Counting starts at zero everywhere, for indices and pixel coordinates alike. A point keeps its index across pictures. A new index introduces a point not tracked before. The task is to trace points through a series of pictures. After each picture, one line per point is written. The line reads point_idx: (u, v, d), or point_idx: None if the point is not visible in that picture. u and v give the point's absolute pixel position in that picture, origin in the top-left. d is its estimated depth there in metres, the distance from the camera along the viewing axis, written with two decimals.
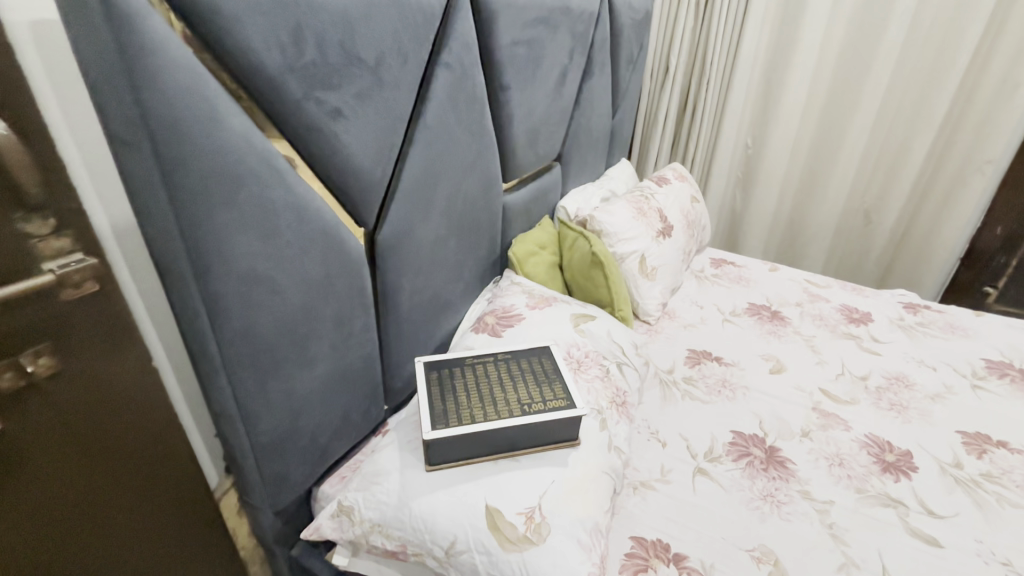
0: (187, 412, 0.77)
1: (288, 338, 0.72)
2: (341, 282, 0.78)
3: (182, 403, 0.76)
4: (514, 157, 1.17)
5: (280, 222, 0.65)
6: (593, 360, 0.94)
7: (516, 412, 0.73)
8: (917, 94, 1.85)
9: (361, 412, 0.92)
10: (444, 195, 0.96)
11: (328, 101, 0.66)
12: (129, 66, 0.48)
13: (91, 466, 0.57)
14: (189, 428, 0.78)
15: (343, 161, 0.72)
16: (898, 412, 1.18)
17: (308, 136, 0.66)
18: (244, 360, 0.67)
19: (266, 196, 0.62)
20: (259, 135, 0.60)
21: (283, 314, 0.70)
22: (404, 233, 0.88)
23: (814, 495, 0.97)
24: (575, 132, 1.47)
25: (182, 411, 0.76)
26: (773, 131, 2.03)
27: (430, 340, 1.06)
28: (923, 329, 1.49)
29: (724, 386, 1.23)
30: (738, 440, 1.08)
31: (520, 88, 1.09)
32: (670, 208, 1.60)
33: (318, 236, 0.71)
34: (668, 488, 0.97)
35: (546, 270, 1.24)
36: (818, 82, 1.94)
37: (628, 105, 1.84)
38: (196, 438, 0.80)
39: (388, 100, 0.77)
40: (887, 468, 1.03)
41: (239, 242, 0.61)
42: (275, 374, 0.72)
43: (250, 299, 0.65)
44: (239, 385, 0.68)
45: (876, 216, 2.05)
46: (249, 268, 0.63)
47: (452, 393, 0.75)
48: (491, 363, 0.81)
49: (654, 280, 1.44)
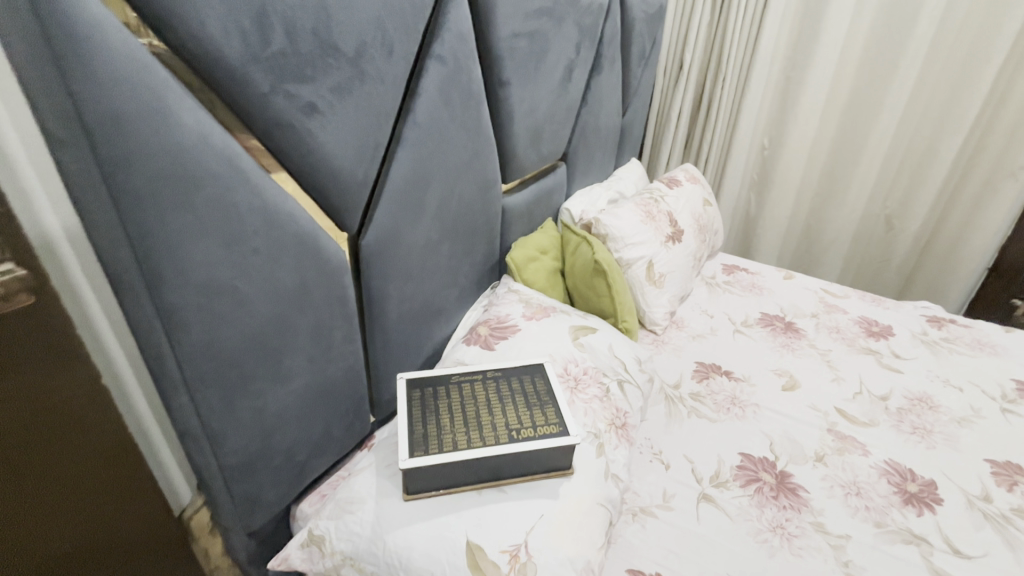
0: (153, 426, 0.73)
1: (257, 351, 0.67)
2: (319, 291, 0.72)
3: (147, 417, 0.72)
4: (515, 158, 1.11)
5: (246, 228, 0.60)
6: (591, 378, 0.87)
7: (502, 438, 0.66)
8: (948, 93, 1.75)
9: (344, 427, 0.87)
10: (437, 197, 0.90)
11: (301, 96, 0.61)
12: (56, 53, 0.44)
13: (30, 500, 0.52)
14: (155, 442, 0.74)
15: (320, 161, 0.66)
16: (921, 436, 1.10)
17: (278, 131, 0.60)
18: (208, 376, 0.62)
19: (227, 199, 0.57)
20: (220, 133, 0.55)
21: (250, 326, 0.64)
22: (391, 237, 0.83)
23: (828, 528, 0.90)
24: (582, 130, 1.40)
25: (146, 425, 0.72)
26: (791, 131, 1.94)
27: (420, 350, 1.00)
28: (948, 345, 1.40)
29: (733, 403, 1.16)
30: (747, 464, 1.01)
31: (521, 84, 1.02)
32: (682, 213, 1.53)
33: (291, 242, 0.66)
34: (670, 516, 0.91)
35: (546, 276, 1.17)
36: (839, 81, 1.85)
37: (639, 103, 1.76)
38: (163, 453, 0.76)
39: (372, 94, 0.71)
40: (908, 500, 0.95)
41: (196, 249, 0.56)
42: (242, 390, 0.67)
43: (211, 310, 0.60)
44: (202, 403, 0.63)
45: (898, 222, 1.95)
46: (209, 278, 0.58)
47: (434, 415, 0.69)
48: (480, 382, 0.75)
49: (661, 288, 1.37)
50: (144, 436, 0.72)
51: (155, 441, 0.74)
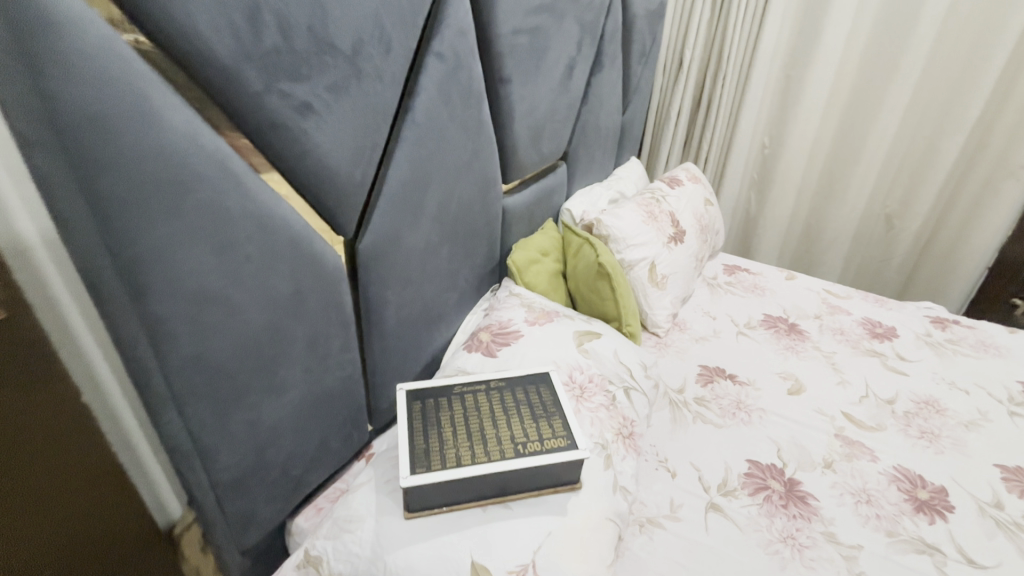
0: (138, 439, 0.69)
1: (250, 363, 0.63)
2: (314, 299, 0.69)
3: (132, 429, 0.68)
4: (516, 158, 1.08)
5: (237, 234, 0.56)
6: (597, 387, 0.84)
7: (508, 453, 0.63)
8: (949, 91, 1.73)
9: (341, 438, 0.84)
10: (437, 198, 0.86)
11: (296, 94, 0.58)
12: (27, 48, 0.41)
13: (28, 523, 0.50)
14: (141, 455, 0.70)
15: (315, 163, 0.63)
16: (929, 441, 1.09)
17: (271, 132, 0.57)
18: (198, 391, 0.59)
19: (216, 204, 0.54)
20: (209, 134, 0.52)
21: (243, 337, 0.61)
22: (389, 241, 0.79)
23: (840, 538, 0.88)
24: (583, 128, 1.37)
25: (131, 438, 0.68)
26: (792, 130, 1.92)
27: (419, 357, 0.97)
28: (952, 347, 1.38)
29: (739, 408, 1.14)
30: (754, 472, 0.98)
31: (522, 82, 0.99)
32: (683, 213, 1.50)
33: (285, 248, 0.62)
34: (678, 527, 0.88)
35: (548, 279, 1.14)
36: (840, 79, 1.83)
37: (640, 101, 1.73)
38: (151, 468, 0.72)
39: (370, 92, 0.67)
40: (920, 508, 0.93)
41: (184, 257, 0.53)
42: (235, 404, 0.63)
43: (201, 321, 0.56)
44: (193, 419, 0.60)
45: (899, 221, 1.93)
46: (198, 287, 0.55)
47: (436, 429, 0.66)
48: (483, 392, 0.72)
49: (664, 289, 1.34)
50: (128, 449, 0.68)
51: (141, 456, 0.70)
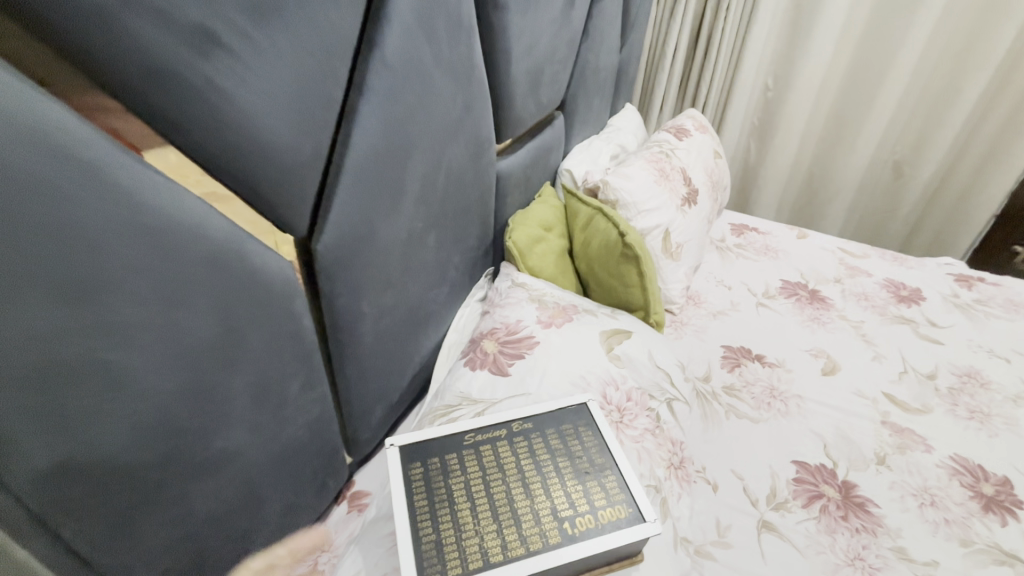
0: None
1: (168, 441, 0.43)
2: (257, 331, 0.48)
3: None
4: (512, 111, 0.85)
5: (111, 263, 0.35)
6: (638, 406, 0.67)
7: (552, 538, 0.46)
8: (978, 19, 1.54)
9: (314, 490, 0.65)
10: (418, 171, 0.64)
11: (186, 18, 0.35)
12: None
13: None
14: None
15: (234, 134, 0.41)
16: (980, 422, 0.98)
17: (153, 85, 0.35)
18: (80, 503, 0.37)
19: (60, 218, 0.32)
20: (24, 92, 0.30)
21: (151, 409, 0.40)
22: (359, 236, 0.57)
23: (912, 555, 0.76)
24: (582, 69, 1.13)
25: None
26: (800, 69, 1.72)
27: (406, 371, 0.78)
28: (982, 308, 1.28)
29: (773, 396, 1.00)
30: (804, 476, 0.86)
31: (520, 9, 0.75)
32: (694, 169, 1.31)
33: (199, 270, 0.41)
34: (730, 556, 0.75)
35: (555, 259, 0.95)
36: (858, 8, 1.62)
37: (638, 35, 1.48)
38: None
39: (316, 17, 0.44)
40: (988, 507, 0.83)
41: (2, 315, 0.31)
42: (149, 502, 0.43)
43: (65, 405, 0.35)
44: (80, 543, 0.38)
45: (909, 168, 1.80)
46: (43, 358, 0.33)
47: (447, 507, 0.48)
48: (504, 441, 0.54)
49: (678, 261, 1.16)
50: None
51: None
